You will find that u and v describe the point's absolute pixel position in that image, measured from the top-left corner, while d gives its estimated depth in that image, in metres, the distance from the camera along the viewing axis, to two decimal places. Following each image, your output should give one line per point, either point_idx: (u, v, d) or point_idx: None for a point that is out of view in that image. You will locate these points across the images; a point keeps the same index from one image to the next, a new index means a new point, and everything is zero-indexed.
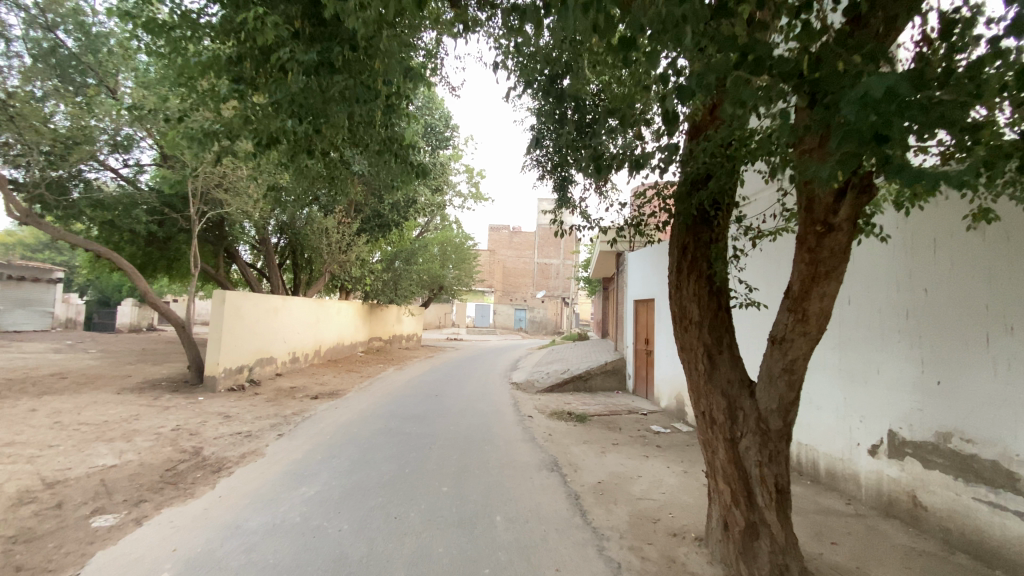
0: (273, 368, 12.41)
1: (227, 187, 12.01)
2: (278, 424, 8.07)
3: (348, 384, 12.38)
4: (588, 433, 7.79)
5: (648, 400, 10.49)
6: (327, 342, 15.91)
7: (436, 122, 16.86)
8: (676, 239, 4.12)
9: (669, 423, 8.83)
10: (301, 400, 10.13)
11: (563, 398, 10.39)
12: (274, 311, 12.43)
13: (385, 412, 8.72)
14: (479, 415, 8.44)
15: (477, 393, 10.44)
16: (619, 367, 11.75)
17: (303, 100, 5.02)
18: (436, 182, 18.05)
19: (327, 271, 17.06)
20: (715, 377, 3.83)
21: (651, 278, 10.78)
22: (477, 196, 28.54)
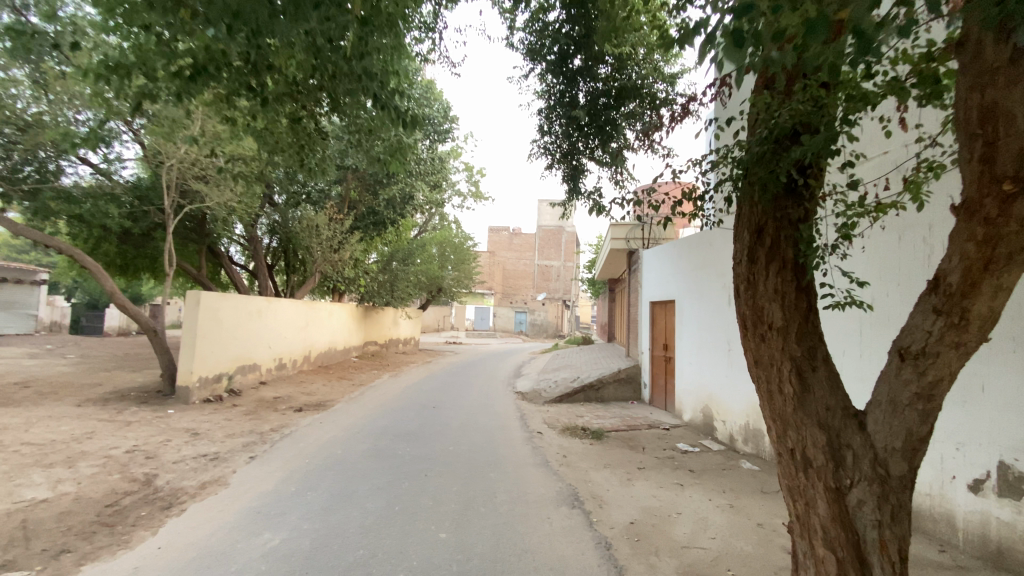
0: (256, 376, 11.36)
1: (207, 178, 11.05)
2: (251, 443, 7.02)
3: (337, 393, 11.34)
4: (607, 454, 6.77)
5: (668, 411, 9.48)
6: (317, 347, 14.85)
7: (435, 114, 15.95)
8: (746, 217, 3.15)
9: (697, 440, 7.81)
10: (283, 412, 9.11)
11: (574, 410, 9.36)
12: (258, 314, 11.41)
13: (375, 428, 7.68)
14: (481, 432, 7.42)
15: (478, 405, 9.41)
16: (633, 376, 10.73)
17: (240, 7, 4.06)
18: (433, 178, 17.10)
19: (317, 271, 16.07)
20: (808, 403, 2.84)
21: (667, 276, 9.81)
22: (477, 194, 27.61)
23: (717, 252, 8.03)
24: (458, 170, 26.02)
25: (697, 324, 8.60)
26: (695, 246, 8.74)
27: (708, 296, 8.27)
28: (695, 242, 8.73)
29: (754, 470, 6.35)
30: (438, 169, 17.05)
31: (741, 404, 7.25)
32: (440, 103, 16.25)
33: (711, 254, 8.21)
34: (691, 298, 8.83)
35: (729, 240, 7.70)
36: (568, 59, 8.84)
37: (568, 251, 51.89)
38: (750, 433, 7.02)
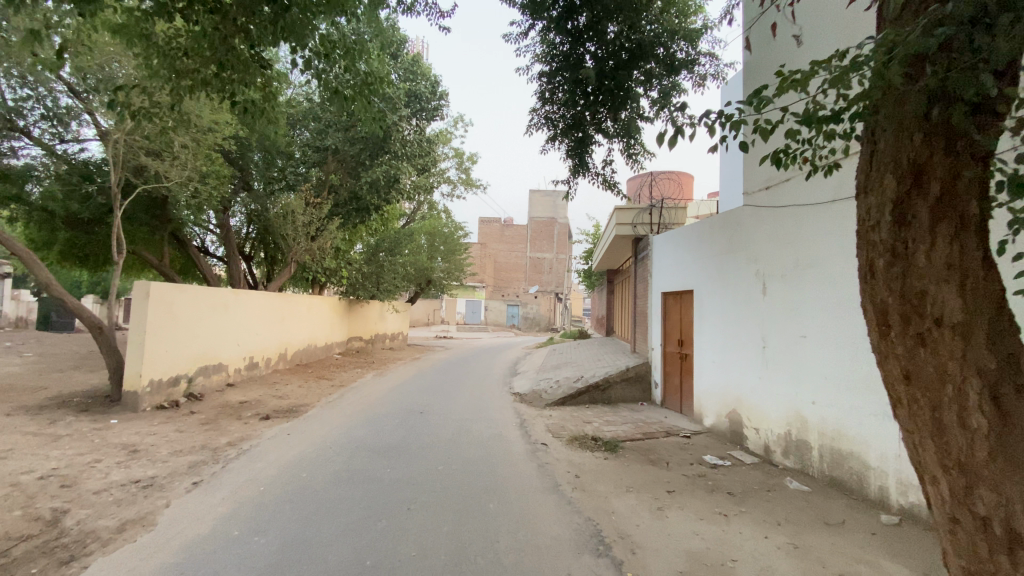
0: (223, 377, 10.16)
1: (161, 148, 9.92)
2: (200, 462, 5.85)
3: (314, 396, 10.16)
4: (627, 472, 5.70)
5: (685, 415, 8.45)
6: (295, 344, 13.63)
7: (422, 89, 14.76)
8: (893, 156, 2.09)
9: (725, 450, 6.77)
10: (247, 420, 7.94)
11: (580, 415, 8.27)
12: (223, 307, 10.19)
13: (350, 442, 6.54)
14: (475, 446, 6.31)
15: (472, 411, 8.32)
16: (642, 374, 9.69)
17: None
18: (420, 162, 15.89)
19: (294, 262, 14.78)
20: (1014, 442, 1.82)
21: (682, 263, 8.76)
22: (468, 182, 26.48)
23: (746, 233, 6.98)
24: (448, 156, 24.84)
25: (720, 317, 7.55)
26: (717, 226, 7.69)
27: (735, 284, 7.22)
28: (717, 221, 7.67)
29: (803, 491, 5.31)
30: (424, 151, 15.85)
31: (779, 410, 6.21)
32: (428, 78, 14.99)
33: (739, 234, 7.16)
34: (712, 286, 7.80)
35: (761, 217, 6.65)
36: (571, 16, 7.59)
37: (560, 243, 50.93)
38: (792, 445, 5.98)
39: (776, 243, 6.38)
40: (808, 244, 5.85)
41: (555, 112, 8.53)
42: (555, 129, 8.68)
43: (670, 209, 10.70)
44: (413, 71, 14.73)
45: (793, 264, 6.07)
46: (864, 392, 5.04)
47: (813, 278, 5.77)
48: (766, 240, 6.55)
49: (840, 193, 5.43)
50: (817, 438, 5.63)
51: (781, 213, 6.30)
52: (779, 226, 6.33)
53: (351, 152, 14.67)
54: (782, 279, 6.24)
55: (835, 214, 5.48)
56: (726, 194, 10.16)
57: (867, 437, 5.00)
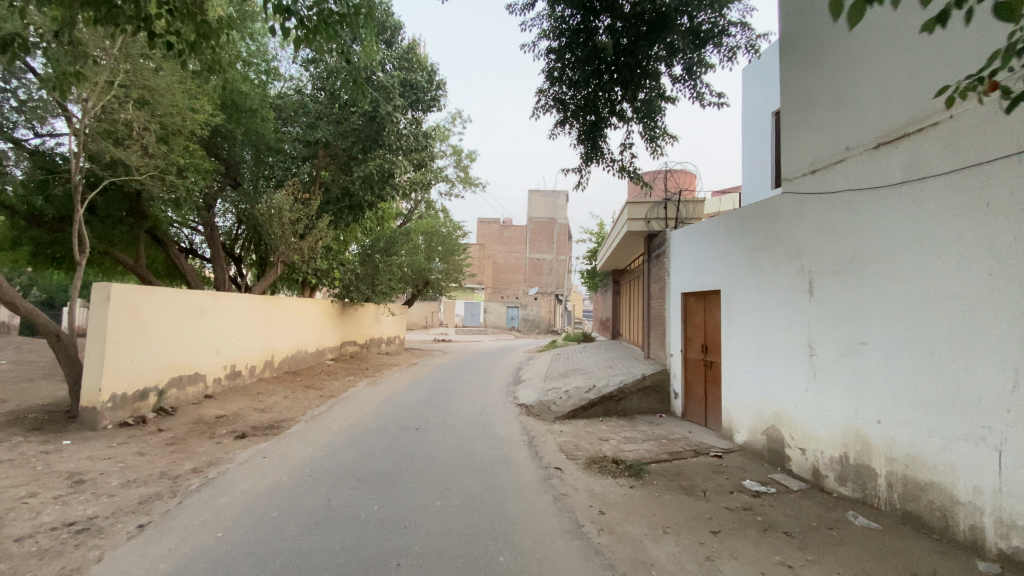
0: (199, 389, 9.25)
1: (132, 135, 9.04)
2: (155, 496, 4.95)
3: (299, 408, 9.24)
4: (658, 505, 4.81)
5: (713, 430, 7.56)
6: (282, 351, 12.71)
7: (417, 77, 13.86)
8: None
9: (765, 474, 5.90)
10: (219, 438, 7.03)
11: (595, 431, 7.36)
12: (199, 311, 9.30)
13: (334, 467, 5.65)
14: (480, 474, 5.41)
15: (474, 427, 7.42)
16: (660, 383, 8.81)
17: None
18: (416, 157, 15.00)
19: (280, 263, 13.76)
20: None
21: (706, 260, 7.90)
22: (466, 181, 25.64)
23: (786, 225, 6.13)
24: (445, 154, 24.03)
25: (753, 320, 6.70)
26: (749, 218, 6.85)
27: (771, 283, 6.37)
28: (749, 213, 6.83)
29: (872, 530, 4.45)
30: (421, 146, 14.98)
31: (831, 429, 5.36)
32: (424, 69, 14.05)
33: (776, 226, 6.31)
34: (742, 284, 6.95)
35: (806, 206, 5.82)
36: None
37: (560, 243, 50.14)
38: (849, 471, 5.15)
39: (824, 234, 5.53)
40: (867, 235, 5.01)
41: (566, 93, 7.55)
42: (565, 114, 7.75)
43: (687, 203, 9.88)
44: (409, 62, 13.80)
45: (847, 259, 5.24)
46: (946, 411, 4.20)
47: (874, 275, 4.92)
48: (811, 233, 5.73)
49: (911, 174, 4.60)
50: (884, 464, 4.78)
51: (832, 200, 5.45)
52: (829, 215, 5.49)
53: (341, 144, 13.81)
54: (832, 277, 5.41)
55: (904, 198, 4.66)
56: (752, 186, 9.29)
57: (953, 466, 4.15)
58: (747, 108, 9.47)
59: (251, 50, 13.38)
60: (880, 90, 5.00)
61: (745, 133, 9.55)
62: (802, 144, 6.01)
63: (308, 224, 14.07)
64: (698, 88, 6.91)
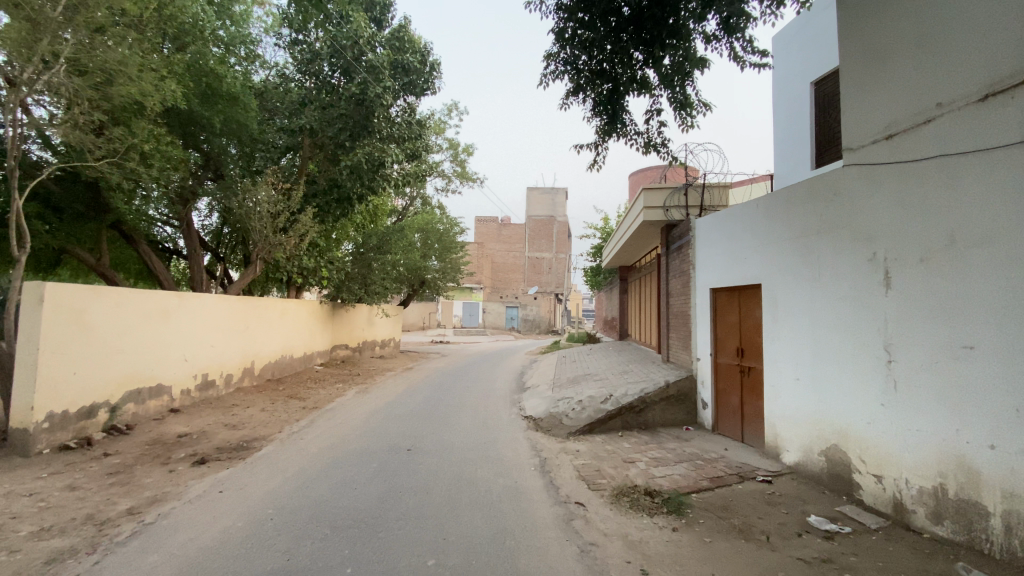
0: (163, 403, 8.17)
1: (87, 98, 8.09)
2: (69, 552, 3.88)
3: (275, 423, 8.14)
4: (713, 558, 3.76)
5: (753, 448, 6.52)
6: (264, 357, 11.60)
7: (410, 57, 12.74)
8: None
9: (830, 507, 4.85)
10: (175, 465, 5.94)
11: (617, 451, 6.29)
12: (163, 315, 8.23)
13: (302, 507, 4.57)
14: (483, 515, 4.34)
15: (475, 447, 6.33)
16: (686, 391, 7.76)
17: None
18: (410, 146, 13.89)
19: (259, 261, 12.57)
20: None
21: (741, 250, 6.87)
22: (463, 176, 24.60)
23: (849, 204, 5.09)
24: (441, 148, 23.00)
25: (805, 319, 5.65)
26: (798, 199, 5.80)
27: (828, 275, 5.34)
28: (798, 191, 5.78)
29: None
30: (414, 135, 13.87)
31: (920, 454, 4.32)
32: (417, 50, 12.90)
33: (835, 206, 5.27)
34: (789, 276, 5.91)
35: (877, 181, 4.80)
36: None
37: (559, 241, 49.15)
38: (946, 507, 4.10)
39: (907, 212, 4.49)
40: (973, 210, 3.96)
41: (579, 57, 6.46)
42: (577, 81, 6.67)
43: (711, 189, 8.82)
44: (400, 42, 12.59)
45: (937, 242, 4.21)
46: None
47: (982, 260, 3.87)
48: (885, 212, 4.70)
49: None
50: (999, 501, 3.73)
51: (916, 169, 4.42)
52: (912, 188, 4.45)
53: (326, 131, 12.67)
54: (915, 266, 4.39)
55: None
56: (788, 168, 8.22)
57: None
58: (781, 81, 8.40)
59: (230, 34, 12.24)
60: (984, 30, 3.98)
61: (778, 109, 8.50)
62: (870, 105, 4.97)
63: (290, 217, 12.93)
64: (736, 46, 5.85)
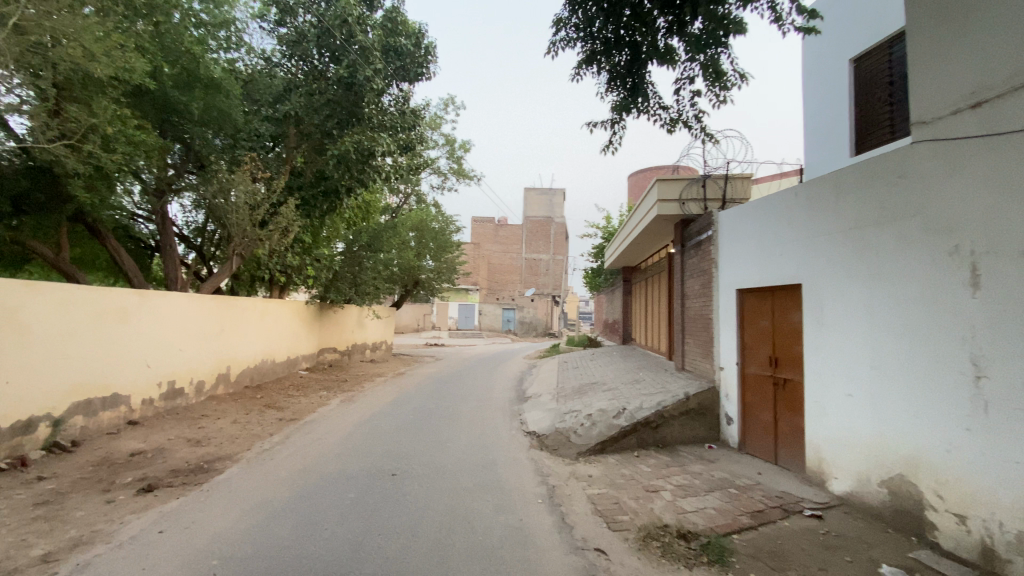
0: (119, 414, 7.25)
1: (35, 69, 7.21)
2: None
3: (245, 438, 7.22)
4: None
5: (790, 472, 5.68)
6: (242, 361, 10.68)
7: (402, 40, 11.85)
8: None
9: (901, 555, 4.00)
10: (117, 494, 5.02)
11: (636, 476, 5.43)
12: (121, 316, 7.33)
13: (257, 555, 3.68)
14: (482, 569, 3.46)
15: (471, 471, 5.45)
16: (707, 404, 6.92)
17: None
18: (402, 136, 12.94)
19: (236, 257, 11.58)
20: None
21: (775, 246, 6.04)
22: (460, 173, 23.73)
23: (921, 189, 4.27)
24: (436, 144, 22.14)
25: (860, 325, 4.82)
26: (851, 186, 4.98)
27: (889, 274, 4.53)
28: (851, 177, 4.96)
29: None
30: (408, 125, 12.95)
31: (1017, 493, 3.48)
32: (411, 33, 12.00)
33: (903, 192, 4.44)
34: (839, 275, 5.08)
35: (959, 161, 3.98)
36: None
37: (557, 242, 48.29)
38: None
39: (1000, 196, 3.67)
40: None
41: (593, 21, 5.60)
42: (590, 48, 5.79)
43: (732, 180, 7.97)
44: (393, 23, 11.71)
45: None
46: None
47: None
48: (969, 198, 3.89)
49: None
50: None
51: (1013, 144, 3.60)
52: (1007, 167, 3.63)
53: (311, 119, 11.75)
54: (1012, 261, 3.57)
55: None
56: (826, 155, 7.35)
57: None
58: (813, 60, 7.58)
59: (210, 14, 11.32)
60: None
61: (810, 91, 7.68)
62: (945, 71, 4.17)
63: (270, 209, 11.94)
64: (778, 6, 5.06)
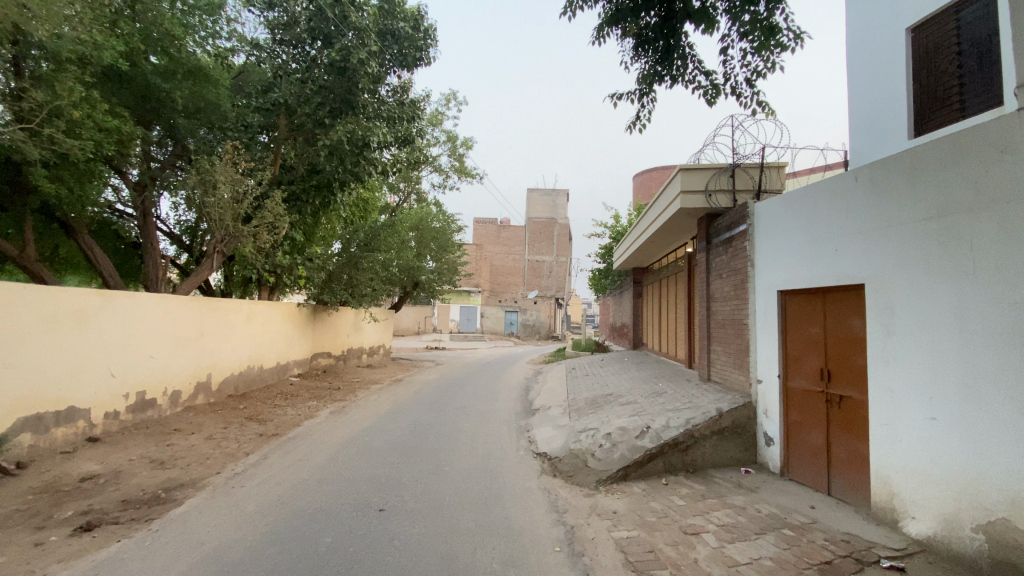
0: (77, 430, 6.42)
1: None
2: None
3: (218, 458, 6.36)
4: None
5: (850, 506, 4.82)
6: (224, 368, 9.86)
7: (400, 22, 11.03)
8: None
9: None
10: (49, 535, 4.17)
11: (669, 513, 4.57)
12: (80, 320, 6.51)
13: None
14: None
15: (474, 505, 4.60)
16: (742, 422, 6.06)
17: None
18: (400, 128, 12.07)
19: (218, 254, 10.70)
20: None
21: (827, 240, 5.19)
22: (462, 171, 22.93)
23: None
24: (438, 141, 21.40)
25: (946, 334, 3.95)
26: (933, 166, 4.11)
27: (986, 272, 3.69)
28: (932, 156, 4.10)
29: None
30: (406, 116, 12.10)
31: None
32: (409, 16, 11.13)
33: (1010, 170, 3.56)
34: (917, 274, 4.20)
35: None
36: None
37: (560, 244, 47.51)
38: None
39: None
40: None
41: None
42: (614, 8, 4.88)
43: (766, 169, 7.13)
44: (390, 5, 10.91)
45: None
46: None
47: None
48: None
49: None
50: None
51: None
52: None
53: (302, 108, 10.95)
54: None
55: None
56: (876, 138, 6.55)
57: None
58: (861, 34, 6.76)
59: None
60: None
61: (855, 69, 6.85)
62: None
63: (254, 202, 11.06)
64: None
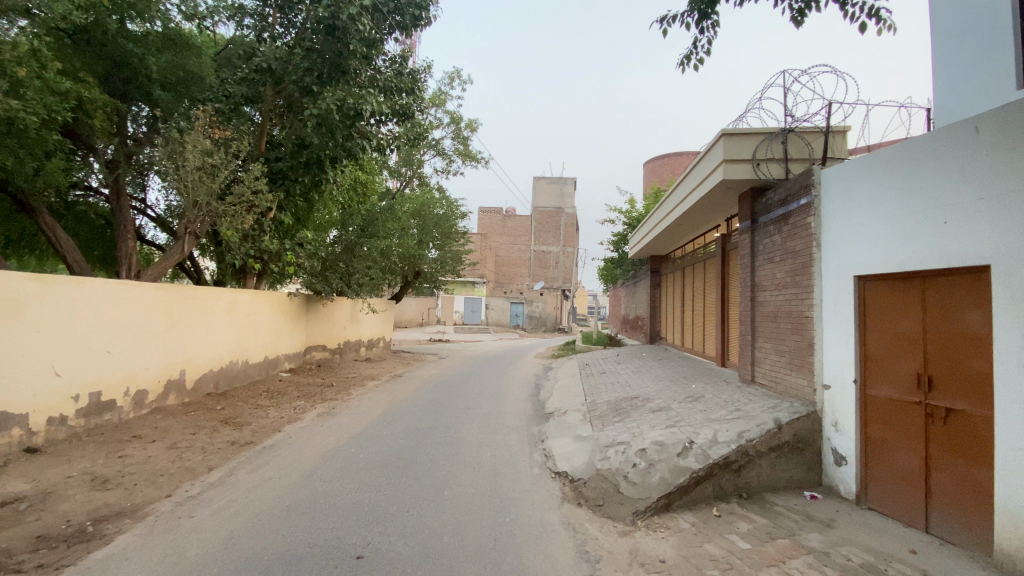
0: (10, 441, 5.41)
1: None
2: None
3: (175, 474, 5.34)
4: None
5: (961, 551, 3.74)
6: (201, 363, 8.86)
7: None
8: None
9: None
10: None
11: (733, 561, 3.52)
12: (11, 310, 5.47)
13: None
14: None
15: (480, 552, 3.53)
16: (805, 436, 4.99)
17: None
18: (397, 100, 10.98)
19: (190, 236, 9.61)
20: None
21: (929, 210, 4.07)
22: (467, 155, 21.80)
23: None
24: (440, 122, 20.26)
25: None
26: None
27: None
28: None
29: None
30: (404, 86, 11.01)
31: None
32: None
33: None
34: None
35: None
36: None
37: (567, 234, 46.33)
38: None
39: None
40: None
41: None
42: None
43: (830, 133, 6.02)
44: None
45: None
46: None
47: None
48: None
49: None
50: None
51: None
52: None
53: (288, 75, 9.85)
54: None
55: None
56: (972, 94, 5.50)
57: None
58: None
59: None
60: None
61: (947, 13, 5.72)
62: None
63: (232, 178, 9.96)
64: None
